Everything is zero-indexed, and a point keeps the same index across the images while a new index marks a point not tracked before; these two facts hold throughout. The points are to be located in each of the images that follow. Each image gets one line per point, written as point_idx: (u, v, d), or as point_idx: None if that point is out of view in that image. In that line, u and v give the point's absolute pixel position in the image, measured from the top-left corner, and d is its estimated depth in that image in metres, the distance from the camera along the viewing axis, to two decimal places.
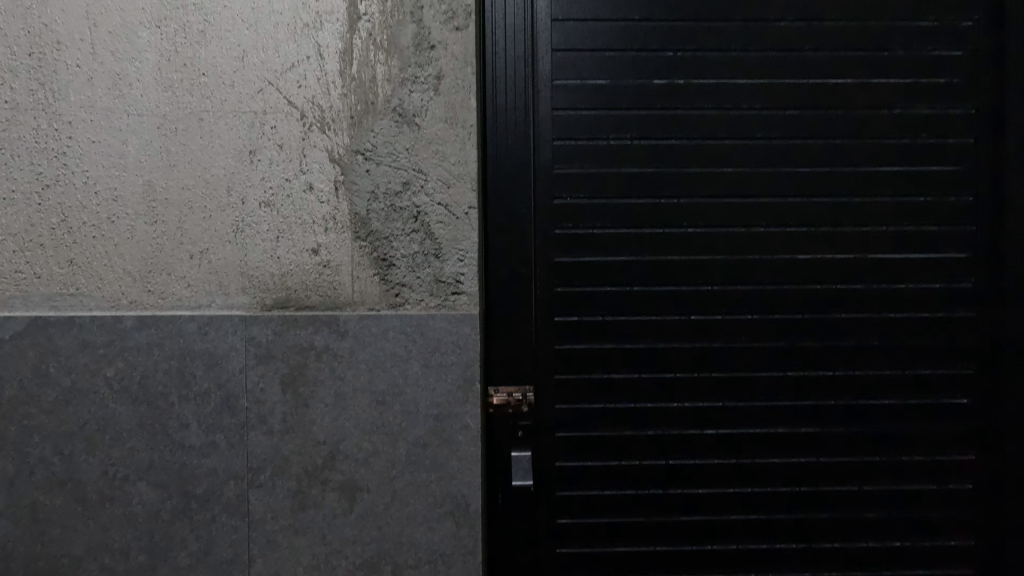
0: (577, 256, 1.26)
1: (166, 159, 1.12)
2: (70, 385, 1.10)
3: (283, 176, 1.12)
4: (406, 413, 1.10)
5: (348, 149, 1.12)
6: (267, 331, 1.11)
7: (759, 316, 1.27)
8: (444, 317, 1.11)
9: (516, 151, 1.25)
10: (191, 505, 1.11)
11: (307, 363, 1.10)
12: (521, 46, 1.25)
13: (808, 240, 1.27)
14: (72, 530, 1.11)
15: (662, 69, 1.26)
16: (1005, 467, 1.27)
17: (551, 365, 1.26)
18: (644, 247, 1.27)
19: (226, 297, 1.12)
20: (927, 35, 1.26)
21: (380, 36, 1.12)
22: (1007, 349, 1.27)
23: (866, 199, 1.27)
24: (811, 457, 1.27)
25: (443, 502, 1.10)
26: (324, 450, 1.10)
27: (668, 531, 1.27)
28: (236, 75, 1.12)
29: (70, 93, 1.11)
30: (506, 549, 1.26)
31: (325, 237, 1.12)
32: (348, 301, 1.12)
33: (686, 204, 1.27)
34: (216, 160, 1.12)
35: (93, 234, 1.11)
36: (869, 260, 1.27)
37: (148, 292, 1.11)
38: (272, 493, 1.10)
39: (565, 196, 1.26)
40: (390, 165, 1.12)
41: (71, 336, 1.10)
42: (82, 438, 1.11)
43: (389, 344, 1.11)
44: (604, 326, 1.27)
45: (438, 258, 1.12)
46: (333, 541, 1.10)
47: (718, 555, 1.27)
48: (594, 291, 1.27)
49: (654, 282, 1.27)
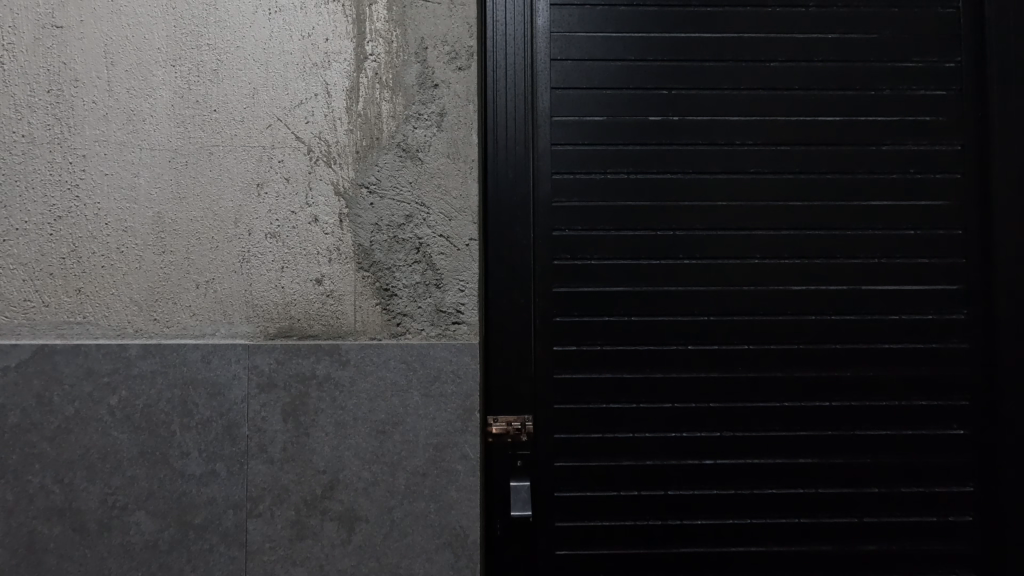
0: (576, 287, 1.29)
1: (176, 192, 1.15)
2: (74, 413, 1.11)
3: (289, 209, 1.15)
4: (406, 442, 1.11)
5: (353, 182, 1.15)
6: (269, 359, 1.12)
7: (756, 346, 1.29)
8: (444, 347, 1.13)
9: (516, 185, 1.29)
10: (189, 534, 1.10)
11: (309, 391, 1.12)
12: (521, 84, 1.29)
13: (803, 272, 1.30)
14: (68, 560, 1.10)
15: (657, 106, 1.31)
16: (1004, 498, 1.27)
17: (550, 393, 1.27)
18: (641, 278, 1.29)
19: (230, 325, 1.14)
20: (912, 76, 1.31)
21: (385, 74, 1.16)
22: (1001, 379, 1.28)
23: (858, 233, 1.30)
24: (809, 488, 1.27)
25: (442, 533, 1.10)
26: (324, 480, 1.10)
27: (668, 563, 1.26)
28: (246, 111, 1.16)
29: (85, 128, 1.15)
30: None
31: (329, 268, 1.15)
32: (350, 331, 1.14)
33: (683, 237, 1.30)
34: (224, 193, 1.15)
35: (102, 264, 1.14)
36: (863, 291, 1.29)
37: (153, 320, 1.13)
38: (271, 523, 1.10)
39: (564, 228, 1.29)
40: (393, 197, 1.15)
41: (76, 363, 1.12)
42: (83, 466, 1.11)
43: (390, 373, 1.12)
44: (602, 356, 1.28)
45: (439, 288, 1.15)
46: (330, 571, 1.10)
47: None
48: (593, 321, 1.29)
49: (653, 312, 1.29)
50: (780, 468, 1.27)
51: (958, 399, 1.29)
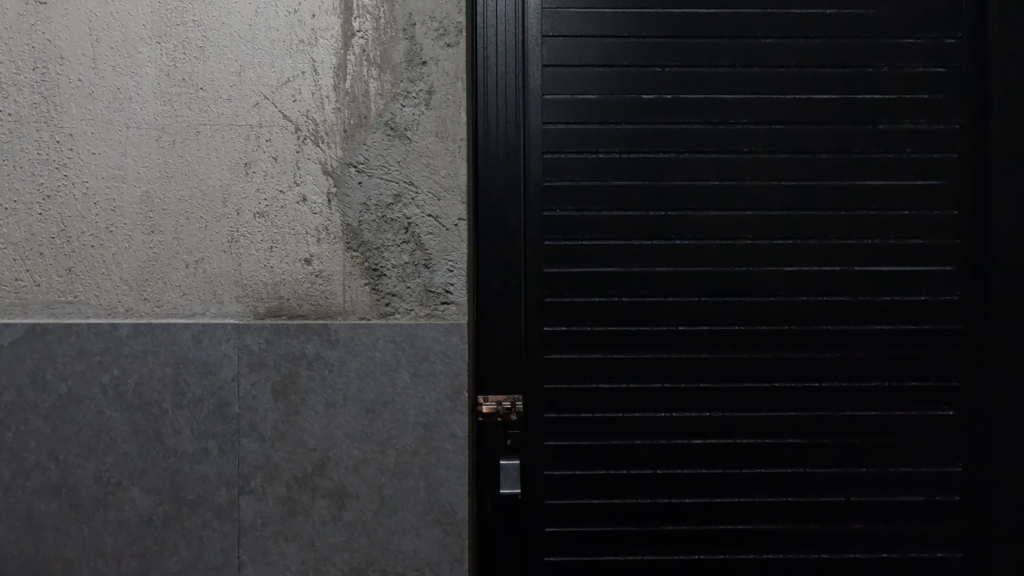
0: (566, 267, 1.28)
1: (164, 171, 1.15)
2: (67, 391, 1.12)
3: (277, 188, 1.15)
4: (395, 421, 1.12)
5: (341, 162, 1.15)
6: (259, 339, 1.13)
7: (747, 327, 1.29)
8: (433, 327, 1.13)
9: (507, 164, 1.28)
10: (183, 510, 1.12)
11: (299, 371, 1.12)
12: (512, 61, 1.27)
13: (795, 253, 1.29)
14: (66, 535, 1.12)
15: (650, 84, 1.29)
16: (991, 479, 1.27)
17: (541, 374, 1.28)
18: (632, 259, 1.29)
19: (220, 305, 1.14)
20: (911, 52, 1.29)
21: (373, 52, 1.15)
22: (992, 360, 1.28)
23: (852, 213, 1.29)
24: (797, 468, 1.28)
25: (431, 510, 1.11)
26: (314, 457, 1.12)
27: (656, 541, 1.27)
28: (233, 89, 1.15)
29: (72, 106, 1.14)
30: (494, 557, 1.27)
31: (318, 248, 1.15)
32: (339, 310, 1.14)
33: (674, 217, 1.29)
34: (213, 172, 1.15)
35: (92, 244, 1.14)
36: (855, 272, 1.29)
37: (144, 300, 1.14)
38: (263, 500, 1.12)
39: (555, 208, 1.28)
40: (381, 177, 1.15)
41: (69, 343, 1.13)
42: (78, 443, 1.13)
43: (379, 353, 1.12)
44: (592, 337, 1.28)
45: (428, 268, 1.14)
46: (322, 547, 1.11)
47: (705, 564, 1.27)
48: (584, 302, 1.28)
49: (644, 293, 1.29)
50: (768, 447, 1.28)
51: (949, 380, 1.28)
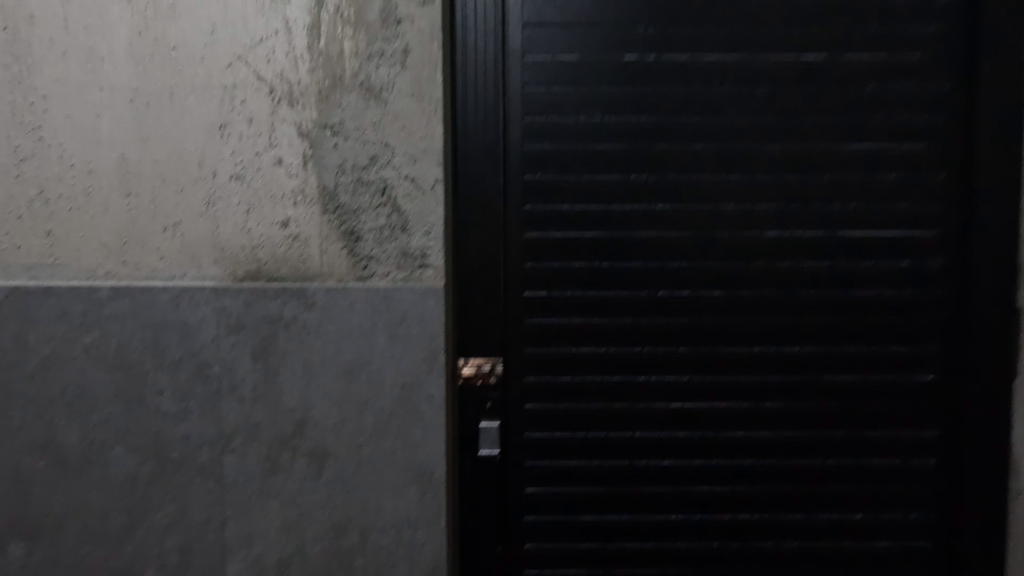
0: (546, 232, 1.28)
1: (139, 134, 1.14)
2: (50, 353, 1.14)
3: (252, 151, 1.14)
4: (373, 383, 1.13)
5: (316, 124, 1.14)
6: (238, 302, 1.13)
7: (727, 292, 1.28)
8: (410, 290, 1.13)
9: (487, 128, 1.26)
10: (167, 468, 1.15)
11: (277, 333, 1.13)
12: (491, 21, 1.25)
13: (778, 218, 1.28)
14: (54, 492, 1.15)
15: (632, 44, 1.26)
16: (966, 443, 1.28)
17: (520, 338, 1.28)
18: (613, 224, 1.28)
19: (198, 268, 1.14)
20: (902, 10, 1.25)
21: (347, 10, 1.12)
22: (972, 326, 1.27)
23: (836, 177, 1.27)
24: (774, 432, 1.29)
25: (408, 469, 1.14)
26: (293, 418, 1.13)
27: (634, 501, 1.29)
28: (206, 50, 1.13)
29: (45, 68, 1.13)
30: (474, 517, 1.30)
31: (294, 211, 1.14)
32: (317, 274, 1.14)
33: (656, 182, 1.28)
34: (188, 135, 1.14)
35: (70, 207, 1.14)
36: (839, 237, 1.27)
37: (123, 263, 1.15)
38: (244, 459, 1.14)
39: (535, 173, 1.27)
40: (356, 139, 1.14)
41: (50, 305, 1.14)
42: (62, 403, 1.15)
43: (356, 316, 1.13)
44: (572, 302, 1.28)
45: (405, 232, 1.14)
46: (303, 504, 1.14)
47: (681, 524, 1.30)
48: (564, 267, 1.28)
49: (624, 258, 1.28)
50: (746, 411, 1.29)
51: (930, 346, 1.28)
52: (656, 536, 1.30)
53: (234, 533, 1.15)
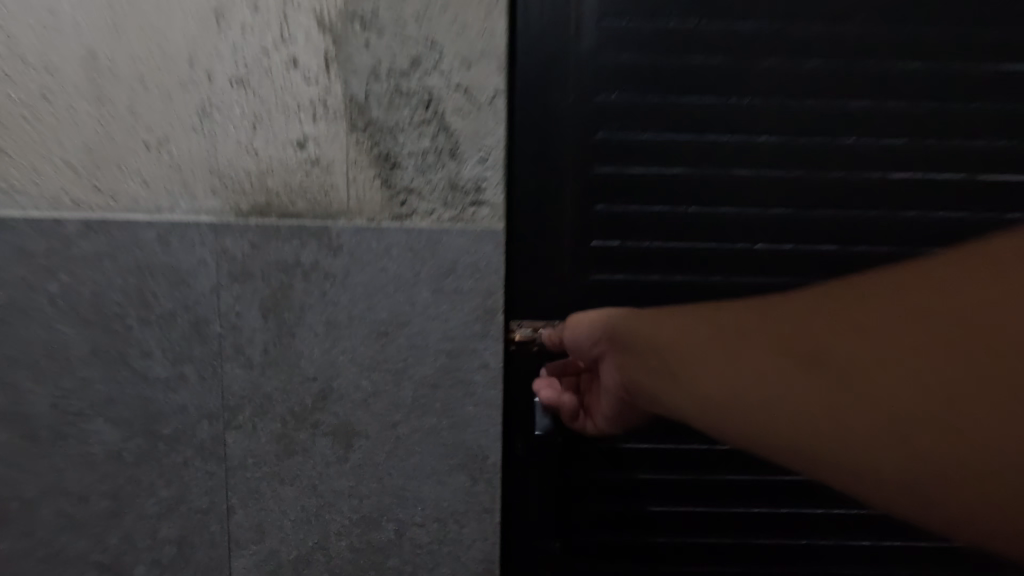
0: (621, 168, 1.02)
1: (109, 19, 0.87)
2: (7, 301, 0.91)
3: (259, 47, 0.88)
4: (413, 348, 0.91)
5: (341, 13, 0.87)
6: (242, 243, 0.89)
7: (838, 249, 1.05)
8: (460, 233, 0.90)
9: (553, 26, 0.96)
10: (158, 446, 0.93)
11: (293, 284, 0.90)
12: None
13: (908, 157, 1.03)
14: (21, 471, 0.94)
15: None
16: None
17: (584, 300, 1.05)
18: (705, 160, 1.02)
19: (192, 199, 0.90)
20: None
21: None
22: None
23: (986, 107, 1.02)
24: None
25: (455, 453, 0.93)
26: (314, 389, 0.92)
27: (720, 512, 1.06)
28: None
29: None
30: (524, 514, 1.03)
31: (314, 128, 0.90)
32: (342, 209, 0.91)
33: (763, 108, 1.01)
34: (173, 23, 0.87)
35: (25, 115, 0.89)
36: (979, 183, 1.04)
37: (96, 190, 0.90)
38: (254, 436, 0.93)
39: (611, 91, 0.99)
40: (394, 34, 0.87)
41: (5, 241, 0.90)
42: (26, 364, 0.92)
43: (392, 264, 0.90)
44: (648, 256, 1.05)
45: (455, 158, 0.90)
46: (325, 492, 0.93)
47: (775, 522, 1.06)
48: (641, 211, 1.04)
49: (716, 202, 1.04)
50: None
51: None
52: (744, 536, 1.06)
53: (242, 524, 0.94)
